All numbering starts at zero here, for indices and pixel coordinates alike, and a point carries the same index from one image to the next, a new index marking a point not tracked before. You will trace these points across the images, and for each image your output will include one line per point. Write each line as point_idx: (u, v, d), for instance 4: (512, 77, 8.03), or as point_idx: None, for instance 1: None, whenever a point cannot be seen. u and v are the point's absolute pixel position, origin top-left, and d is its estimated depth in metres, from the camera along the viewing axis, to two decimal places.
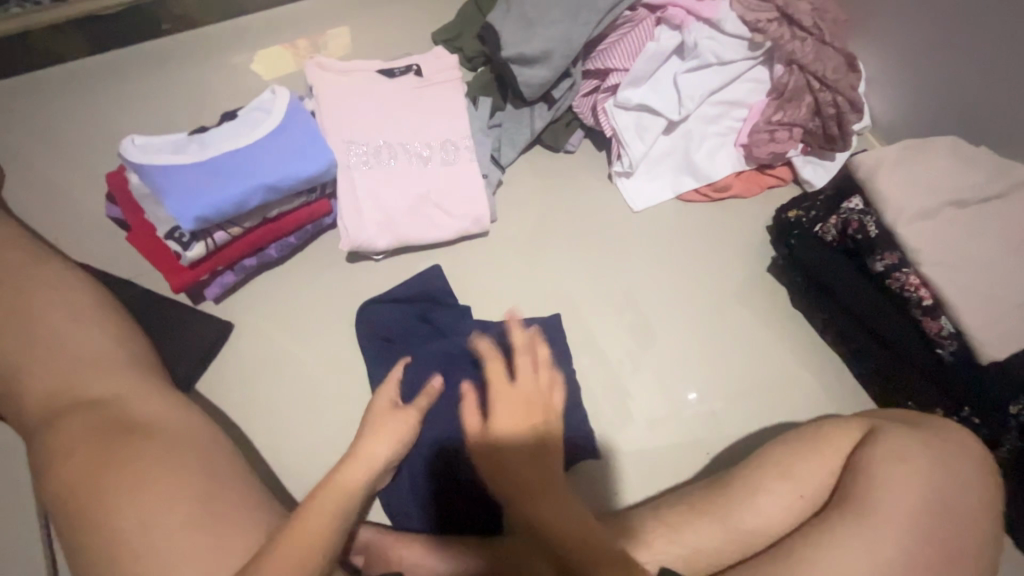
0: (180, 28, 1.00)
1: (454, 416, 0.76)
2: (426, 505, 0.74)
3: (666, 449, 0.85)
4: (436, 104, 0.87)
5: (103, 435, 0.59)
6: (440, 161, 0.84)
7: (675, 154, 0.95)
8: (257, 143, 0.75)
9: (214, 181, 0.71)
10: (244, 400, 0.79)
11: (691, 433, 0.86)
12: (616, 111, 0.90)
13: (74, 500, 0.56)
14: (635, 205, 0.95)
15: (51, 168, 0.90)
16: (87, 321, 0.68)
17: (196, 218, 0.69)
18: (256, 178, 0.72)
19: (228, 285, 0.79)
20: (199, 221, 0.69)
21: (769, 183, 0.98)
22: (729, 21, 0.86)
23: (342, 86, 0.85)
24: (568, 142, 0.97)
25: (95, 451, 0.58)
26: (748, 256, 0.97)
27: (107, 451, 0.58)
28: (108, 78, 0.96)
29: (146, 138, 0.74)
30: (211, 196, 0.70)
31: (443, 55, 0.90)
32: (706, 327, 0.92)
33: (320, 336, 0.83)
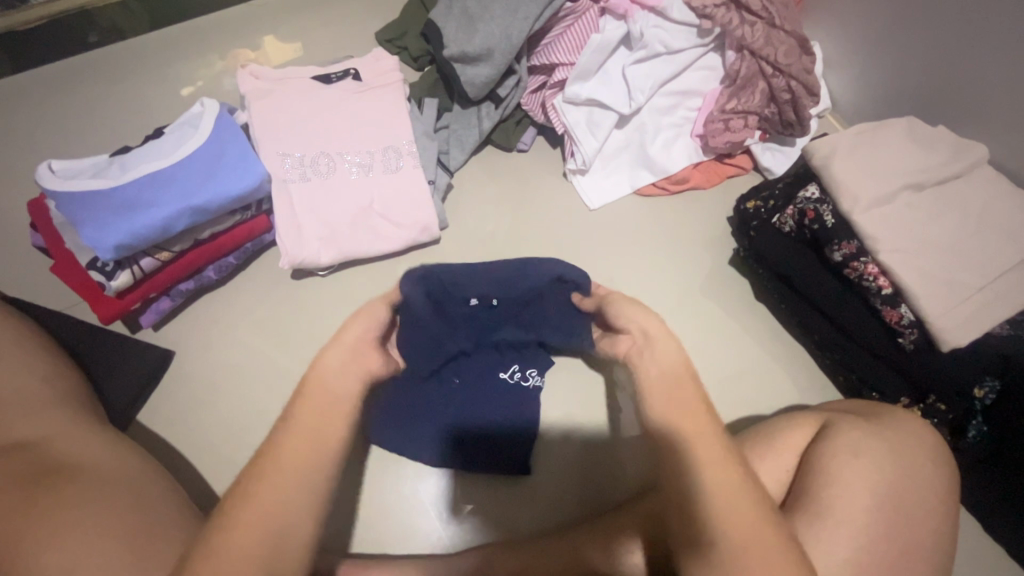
0: (107, 39, 0.95)
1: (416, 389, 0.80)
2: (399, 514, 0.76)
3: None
4: (375, 109, 0.83)
5: (23, 480, 0.55)
6: (382, 169, 0.80)
7: (631, 148, 0.92)
8: (183, 163, 0.71)
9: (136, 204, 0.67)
10: (190, 428, 0.76)
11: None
12: (565, 106, 0.87)
13: None
14: (592, 202, 0.92)
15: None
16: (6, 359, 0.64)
17: (115, 245, 0.65)
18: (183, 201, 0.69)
19: (164, 311, 0.75)
20: (118, 249, 0.65)
21: (729, 172, 0.96)
22: (675, 8, 0.83)
23: (276, 94, 0.81)
24: (521, 140, 0.94)
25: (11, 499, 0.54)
26: (710, 249, 0.95)
27: (25, 499, 0.54)
28: (32, 95, 0.91)
29: (61, 162, 0.70)
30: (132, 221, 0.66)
31: (382, 56, 0.87)
32: (671, 324, 0.90)
33: (268, 356, 0.80)
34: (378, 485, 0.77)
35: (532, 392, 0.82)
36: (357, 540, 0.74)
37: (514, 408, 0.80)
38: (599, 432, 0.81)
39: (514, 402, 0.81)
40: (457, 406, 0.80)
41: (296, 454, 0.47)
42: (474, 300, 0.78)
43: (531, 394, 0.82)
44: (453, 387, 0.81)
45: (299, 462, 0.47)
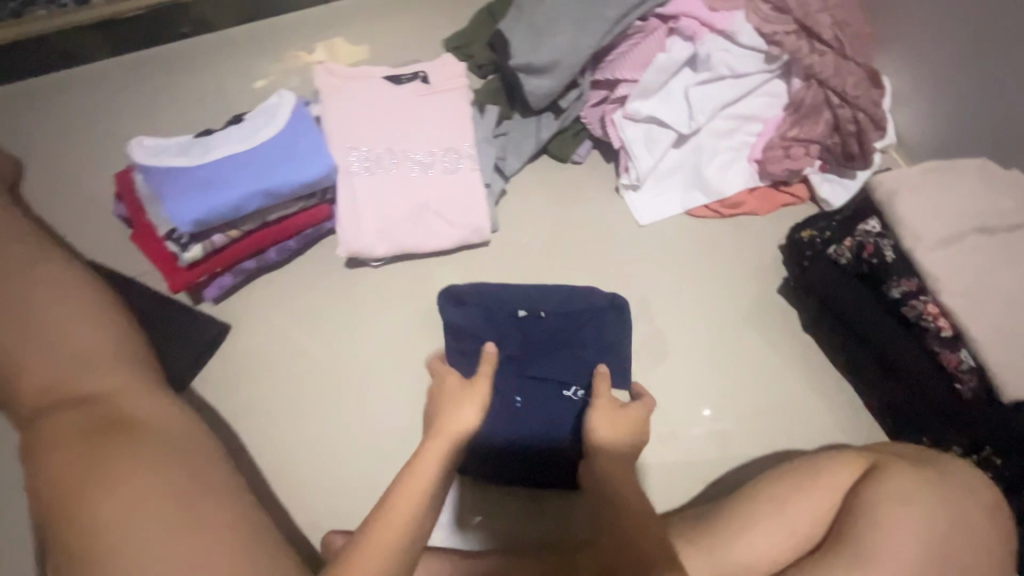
0: (197, 31, 1.02)
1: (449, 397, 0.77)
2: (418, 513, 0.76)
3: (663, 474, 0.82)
4: (440, 111, 0.86)
5: (95, 432, 0.60)
6: (442, 169, 0.83)
7: (685, 168, 0.91)
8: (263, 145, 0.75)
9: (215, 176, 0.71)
10: (238, 402, 0.79)
11: (692, 454, 0.83)
12: (624, 122, 0.88)
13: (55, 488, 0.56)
14: (642, 219, 0.93)
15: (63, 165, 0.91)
16: (86, 314, 0.69)
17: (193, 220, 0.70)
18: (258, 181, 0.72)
19: (226, 286, 0.79)
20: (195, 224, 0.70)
21: (785, 200, 0.94)
22: (744, 33, 0.83)
23: (348, 90, 0.85)
24: (576, 152, 0.95)
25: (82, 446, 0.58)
26: (758, 277, 0.93)
27: (96, 450, 0.58)
28: (126, 78, 0.98)
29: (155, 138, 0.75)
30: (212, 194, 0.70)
31: (450, 62, 0.90)
32: (713, 349, 0.89)
33: (316, 340, 0.83)
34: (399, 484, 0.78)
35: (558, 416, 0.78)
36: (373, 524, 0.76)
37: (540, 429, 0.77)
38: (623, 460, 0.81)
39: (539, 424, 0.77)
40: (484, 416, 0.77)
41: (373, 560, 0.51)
42: (522, 312, 0.81)
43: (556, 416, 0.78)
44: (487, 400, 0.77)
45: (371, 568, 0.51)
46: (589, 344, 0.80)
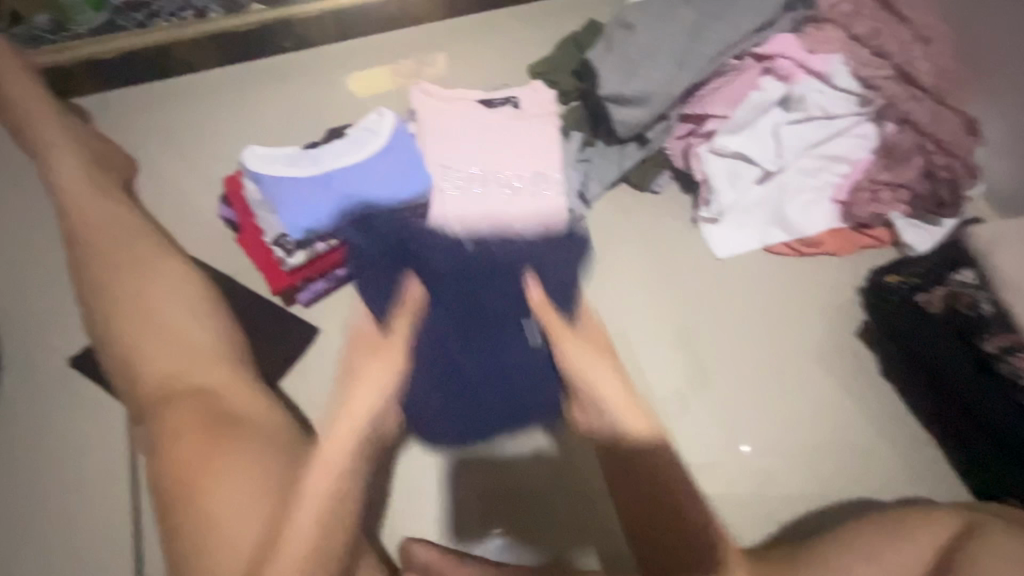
0: (299, 46, 1.07)
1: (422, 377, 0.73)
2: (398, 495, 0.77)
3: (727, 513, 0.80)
4: (530, 136, 0.89)
5: (206, 422, 0.65)
6: (528, 191, 0.85)
7: (767, 205, 0.91)
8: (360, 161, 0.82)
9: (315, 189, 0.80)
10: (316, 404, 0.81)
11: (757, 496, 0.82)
12: (709, 156, 0.89)
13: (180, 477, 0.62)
14: (719, 251, 0.93)
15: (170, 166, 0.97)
16: (195, 310, 0.73)
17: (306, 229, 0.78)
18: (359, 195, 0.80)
19: (318, 292, 0.83)
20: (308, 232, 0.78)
21: (864, 242, 0.92)
22: (839, 76, 0.85)
23: (443, 111, 0.89)
24: (655, 181, 0.96)
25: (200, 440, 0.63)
26: (831, 318, 0.92)
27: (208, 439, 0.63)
28: (230, 86, 1.04)
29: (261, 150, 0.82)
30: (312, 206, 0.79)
31: (541, 89, 0.93)
32: (783, 389, 0.88)
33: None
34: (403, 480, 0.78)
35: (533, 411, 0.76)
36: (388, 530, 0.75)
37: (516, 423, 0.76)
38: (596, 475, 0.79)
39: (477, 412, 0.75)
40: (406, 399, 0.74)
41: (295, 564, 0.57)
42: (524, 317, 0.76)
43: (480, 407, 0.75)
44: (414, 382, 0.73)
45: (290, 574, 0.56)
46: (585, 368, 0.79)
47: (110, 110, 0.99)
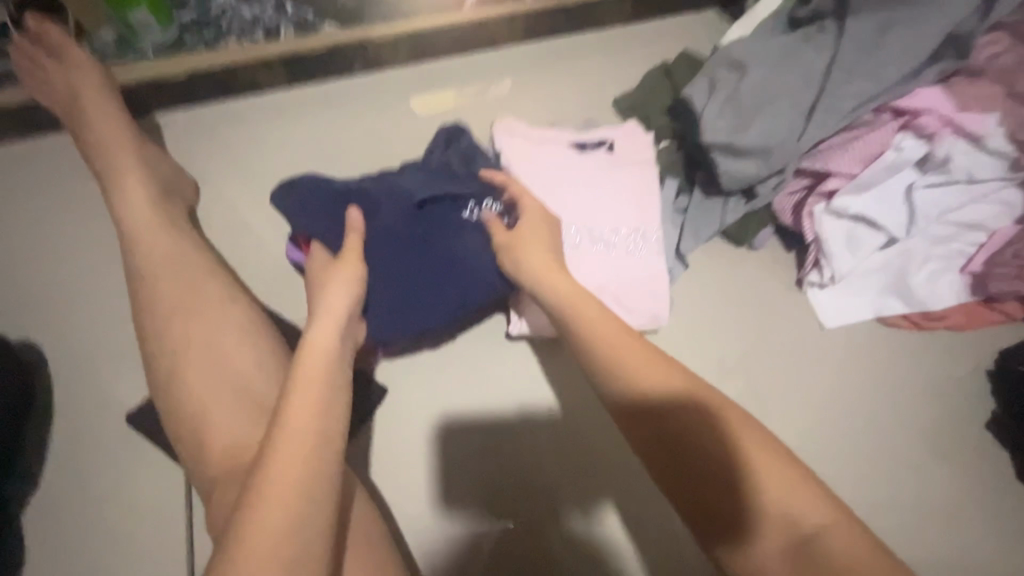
0: (369, 68, 1.01)
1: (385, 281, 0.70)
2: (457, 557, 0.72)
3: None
4: (627, 185, 0.80)
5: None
6: (626, 249, 0.77)
7: (887, 273, 0.81)
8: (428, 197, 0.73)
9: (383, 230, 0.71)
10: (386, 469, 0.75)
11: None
12: (825, 217, 0.79)
13: None
14: (827, 321, 0.84)
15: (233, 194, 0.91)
16: (270, 370, 0.67)
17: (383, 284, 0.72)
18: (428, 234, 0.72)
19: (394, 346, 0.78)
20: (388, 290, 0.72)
21: (993, 319, 0.82)
22: (994, 138, 0.74)
23: (531, 153, 0.82)
24: (756, 237, 0.87)
25: None
26: (954, 399, 0.82)
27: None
28: (297, 110, 0.98)
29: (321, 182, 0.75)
30: (378, 243, 0.71)
31: (636, 131, 0.85)
32: (901, 479, 0.78)
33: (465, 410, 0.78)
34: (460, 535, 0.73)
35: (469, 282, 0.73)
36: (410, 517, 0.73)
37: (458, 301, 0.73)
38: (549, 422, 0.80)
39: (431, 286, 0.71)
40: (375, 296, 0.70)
41: (264, 525, 0.45)
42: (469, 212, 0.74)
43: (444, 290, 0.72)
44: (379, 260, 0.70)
45: (266, 534, 0.45)
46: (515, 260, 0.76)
47: (177, 133, 0.94)
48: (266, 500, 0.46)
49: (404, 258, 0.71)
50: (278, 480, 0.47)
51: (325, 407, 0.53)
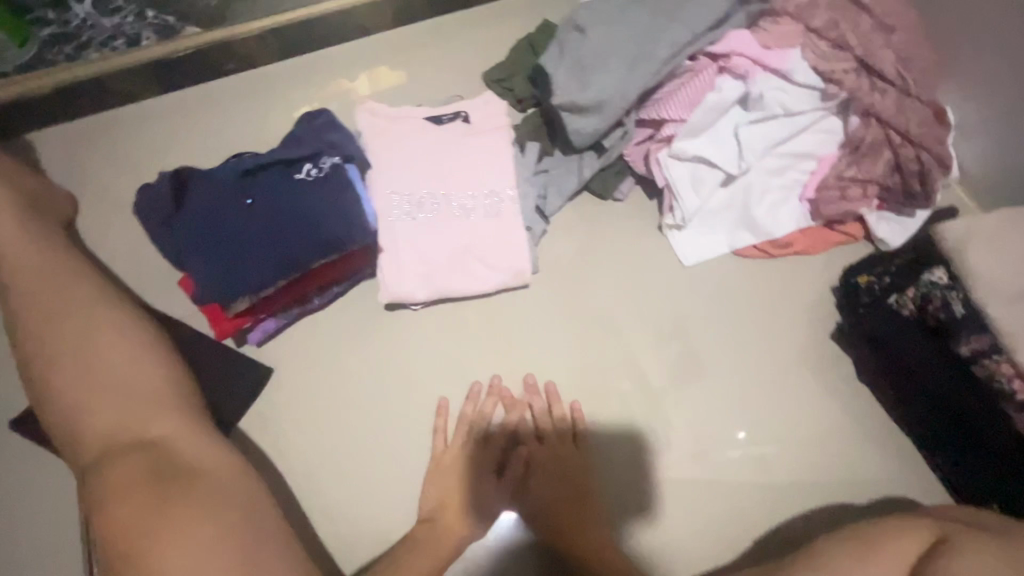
0: (242, 67, 1.02)
1: (210, 254, 0.72)
2: (350, 517, 0.75)
3: (700, 528, 0.78)
4: (481, 151, 0.85)
5: (150, 478, 0.60)
6: (483, 214, 0.82)
7: (733, 207, 0.87)
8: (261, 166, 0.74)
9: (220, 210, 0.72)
10: (273, 446, 0.78)
11: (733, 509, 0.79)
12: (669, 161, 0.85)
13: (115, 541, 0.56)
14: (687, 259, 0.89)
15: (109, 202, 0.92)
16: (139, 354, 0.70)
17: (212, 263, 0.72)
18: (253, 201, 0.73)
19: (270, 331, 0.79)
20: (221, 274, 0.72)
21: (837, 240, 0.89)
22: (799, 72, 0.82)
23: (388, 131, 0.85)
24: (618, 189, 0.92)
25: (144, 491, 0.59)
26: (808, 319, 0.88)
27: (148, 495, 0.58)
28: (173, 116, 0.99)
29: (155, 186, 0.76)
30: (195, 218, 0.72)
31: (492, 101, 0.89)
32: (763, 396, 0.84)
33: (346, 382, 0.81)
34: (352, 500, 0.76)
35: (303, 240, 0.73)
36: (312, 503, 0.75)
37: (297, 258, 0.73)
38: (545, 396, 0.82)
39: (258, 251, 0.72)
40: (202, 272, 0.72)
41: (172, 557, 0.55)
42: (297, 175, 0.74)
43: (273, 249, 0.72)
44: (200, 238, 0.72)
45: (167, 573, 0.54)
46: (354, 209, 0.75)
47: (50, 149, 0.96)
48: (164, 547, 0.55)
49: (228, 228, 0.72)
50: (167, 551, 0.55)
51: (214, 497, 0.60)
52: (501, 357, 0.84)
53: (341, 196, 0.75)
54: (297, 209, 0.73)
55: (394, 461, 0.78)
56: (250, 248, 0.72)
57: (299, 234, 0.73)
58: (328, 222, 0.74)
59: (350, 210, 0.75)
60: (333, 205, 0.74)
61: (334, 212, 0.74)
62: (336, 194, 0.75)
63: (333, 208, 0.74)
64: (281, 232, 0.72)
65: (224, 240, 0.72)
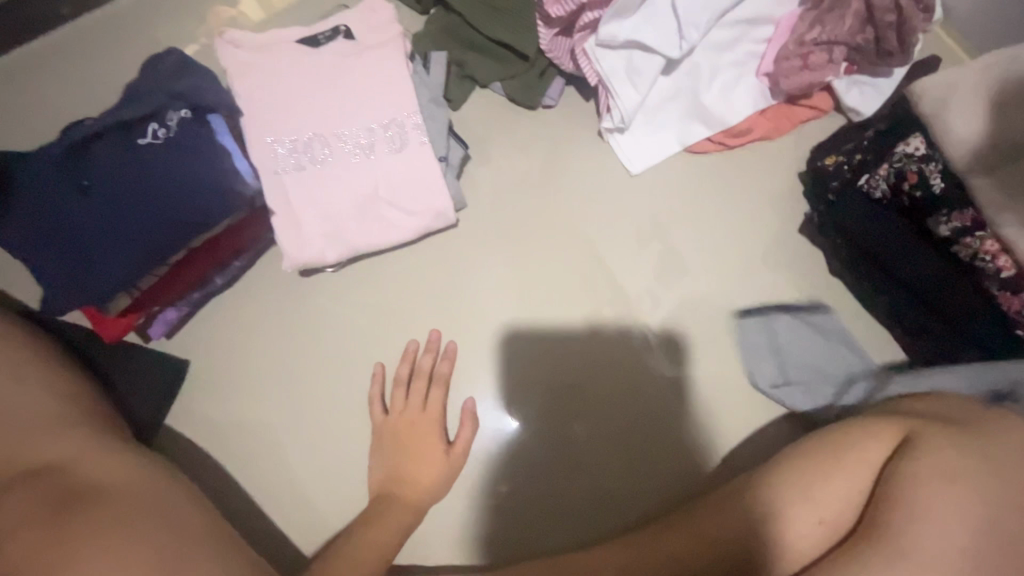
0: (80, 10, 0.82)
1: (44, 252, 0.60)
2: (306, 497, 0.71)
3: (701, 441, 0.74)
4: (373, 71, 0.71)
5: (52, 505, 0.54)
6: (386, 149, 0.70)
7: (680, 96, 0.75)
8: (91, 135, 0.63)
9: (52, 198, 0.60)
10: (206, 442, 0.72)
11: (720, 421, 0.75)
12: (599, 52, 0.71)
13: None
14: (635, 167, 0.77)
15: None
16: (14, 371, 0.61)
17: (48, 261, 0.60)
18: (88, 180, 0.61)
19: (173, 321, 0.71)
20: (65, 273, 0.60)
21: (803, 117, 0.77)
22: None
23: (256, 65, 0.70)
24: (546, 94, 0.78)
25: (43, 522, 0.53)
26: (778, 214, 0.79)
27: (51, 522, 0.53)
28: (0, 86, 0.80)
29: None
30: (19, 212, 0.60)
31: (376, 7, 0.73)
32: (733, 306, 0.75)
33: (272, 361, 0.74)
34: (304, 483, 0.71)
35: (158, 216, 0.62)
36: (263, 492, 0.71)
37: (158, 237, 0.62)
38: (507, 329, 0.75)
39: (105, 238, 0.61)
40: (42, 273, 0.60)
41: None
42: (143, 139, 0.63)
43: (125, 234, 0.61)
44: (30, 234, 0.60)
45: None
46: (215, 172, 0.64)
47: None
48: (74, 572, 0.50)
49: (61, 216, 0.60)
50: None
51: (129, 512, 0.55)
52: (439, 312, 0.75)
53: (199, 155, 0.64)
54: (146, 181, 0.62)
55: (342, 435, 0.72)
56: (94, 235, 0.61)
57: (154, 211, 0.62)
58: (184, 191, 0.63)
59: (213, 172, 0.64)
60: (188, 168, 0.63)
61: (190, 177, 0.63)
62: (192, 155, 0.63)
63: (189, 173, 0.63)
64: (138, 207, 0.62)
65: (59, 231, 0.60)
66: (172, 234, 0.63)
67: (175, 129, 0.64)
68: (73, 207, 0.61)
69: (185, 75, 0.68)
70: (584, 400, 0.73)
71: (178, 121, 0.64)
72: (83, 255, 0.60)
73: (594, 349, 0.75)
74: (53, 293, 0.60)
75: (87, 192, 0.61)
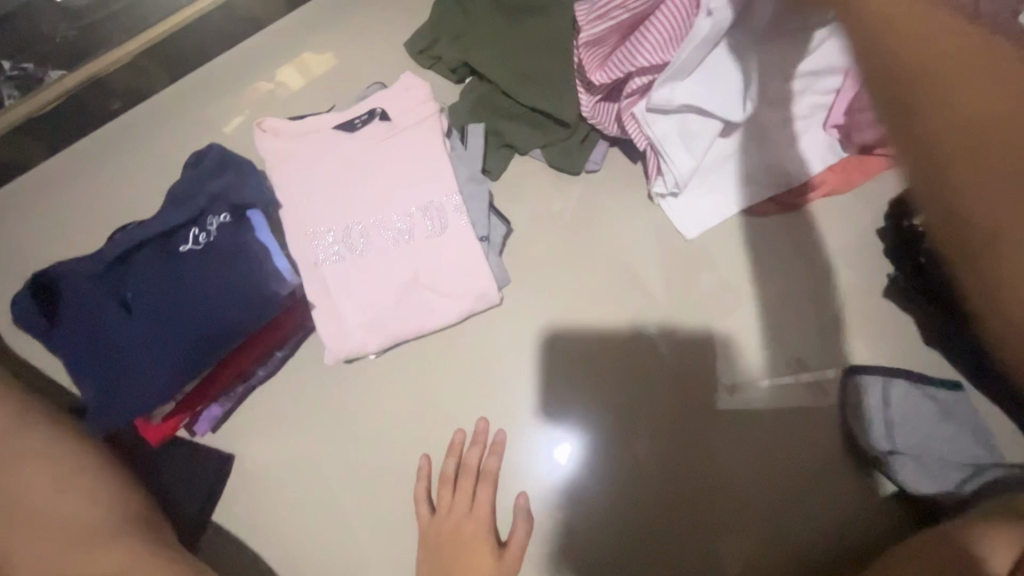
0: (128, 103, 0.85)
1: (91, 367, 0.60)
2: None
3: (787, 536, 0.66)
4: (410, 153, 0.69)
5: None
6: (425, 232, 0.67)
7: (736, 156, 0.70)
8: (138, 244, 0.63)
9: (97, 313, 0.61)
10: (249, 539, 0.69)
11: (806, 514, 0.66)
12: (651, 117, 0.66)
13: None
14: (688, 232, 0.72)
15: (11, 291, 0.80)
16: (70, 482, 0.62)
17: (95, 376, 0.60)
18: (132, 292, 0.61)
19: (217, 417, 0.69)
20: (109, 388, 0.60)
21: (877, 166, 0.70)
22: None
23: (294, 154, 0.69)
24: (590, 159, 0.74)
25: None
26: (855, 275, 0.71)
27: None
28: (64, 184, 0.83)
29: None
30: (67, 329, 0.61)
31: (411, 86, 0.71)
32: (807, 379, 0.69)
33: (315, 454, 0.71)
34: None
35: (199, 325, 0.61)
36: None
37: (199, 347, 0.61)
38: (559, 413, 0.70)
39: (148, 351, 0.60)
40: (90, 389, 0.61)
41: None
42: (184, 247, 0.63)
43: (166, 346, 0.60)
44: (78, 350, 0.61)
45: None
46: (254, 275, 0.63)
47: None
48: None
49: (106, 331, 0.60)
50: None
51: None
52: (485, 396, 0.71)
53: (237, 258, 0.63)
54: (187, 290, 0.61)
55: (388, 532, 0.68)
56: (137, 348, 0.60)
57: (194, 320, 0.61)
58: (224, 298, 0.62)
59: (251, 275, 0.63)
60: (227, 273, 0.62)
61: (230, 282, 0.62)
62: (232, 260, 0.63)
63: (228, 278, 0.62)
64: (180, 317, 0.61)
65: (104, 346, 0.60)
66: (212, 342, 0.61)
67: (215, 234, 0.63)
68: (117, 321, 0.60)
69: (223, 172, 0.68)
70: (645, 489, 0.67)
71: (219, 225, 0.64)
72: (122, 368, 0.60)
73: (659, 432, 0.68)
74: (98, 408, 0.60)
75: (131, 305, 0.61)
